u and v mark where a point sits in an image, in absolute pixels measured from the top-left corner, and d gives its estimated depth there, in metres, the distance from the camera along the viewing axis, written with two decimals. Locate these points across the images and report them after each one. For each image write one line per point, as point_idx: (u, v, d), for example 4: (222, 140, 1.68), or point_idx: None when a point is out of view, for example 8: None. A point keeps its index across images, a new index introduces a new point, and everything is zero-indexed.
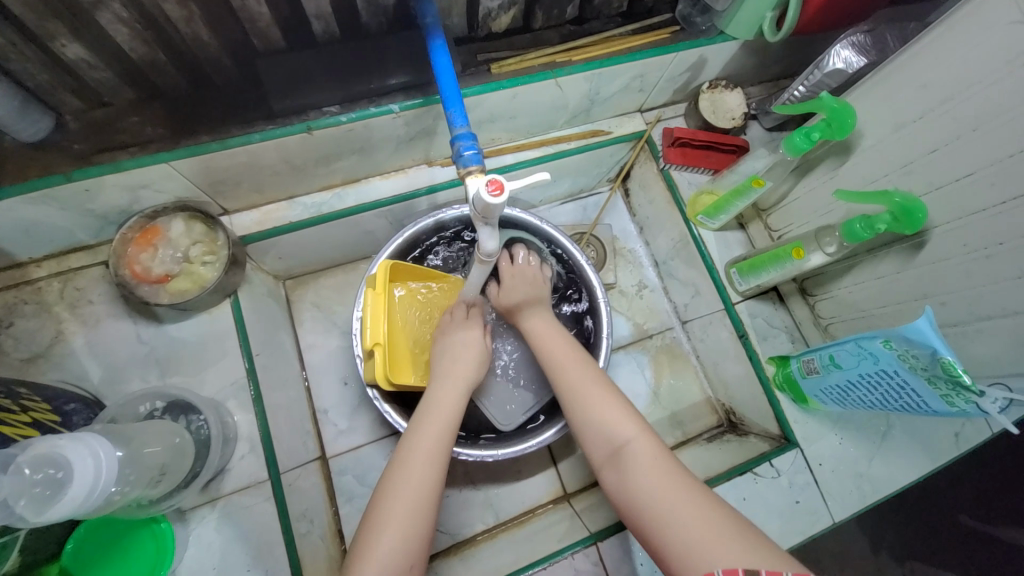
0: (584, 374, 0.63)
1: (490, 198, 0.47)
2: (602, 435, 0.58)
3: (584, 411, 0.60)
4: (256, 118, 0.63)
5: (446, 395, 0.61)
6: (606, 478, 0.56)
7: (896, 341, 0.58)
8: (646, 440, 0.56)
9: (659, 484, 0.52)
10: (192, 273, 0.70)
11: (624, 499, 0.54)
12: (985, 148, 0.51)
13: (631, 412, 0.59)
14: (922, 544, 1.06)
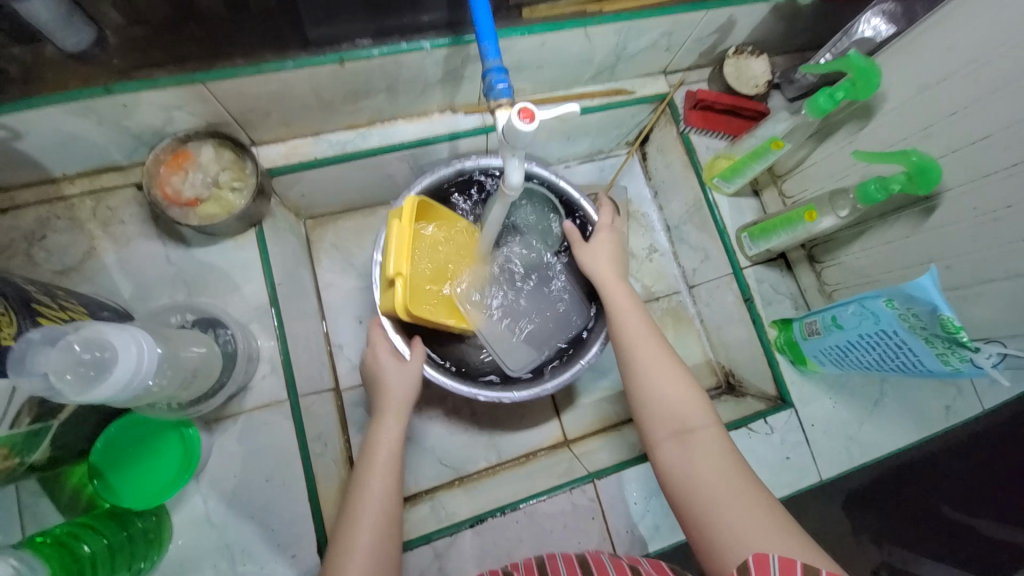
0: (660, 354, 0.65)
1: (520, 125, 0.49)
2: (672, 414, 0.60)
3: (657, 388, 0.62)
4: (291, 46, 0.65)
5: (386, 395, 0.68)
6: (664, 453, 0.59)
7: (899, 300, 0.60)
8: (715, 431, 0.58)
9: (722, 472, 0.54)
10: (221, 199, 0.72)
11: (678, 477, 0.57)
12: (1004, 110, 0.52)
13: (704, 402, 0.61)
14: (903, 528, 1.08)
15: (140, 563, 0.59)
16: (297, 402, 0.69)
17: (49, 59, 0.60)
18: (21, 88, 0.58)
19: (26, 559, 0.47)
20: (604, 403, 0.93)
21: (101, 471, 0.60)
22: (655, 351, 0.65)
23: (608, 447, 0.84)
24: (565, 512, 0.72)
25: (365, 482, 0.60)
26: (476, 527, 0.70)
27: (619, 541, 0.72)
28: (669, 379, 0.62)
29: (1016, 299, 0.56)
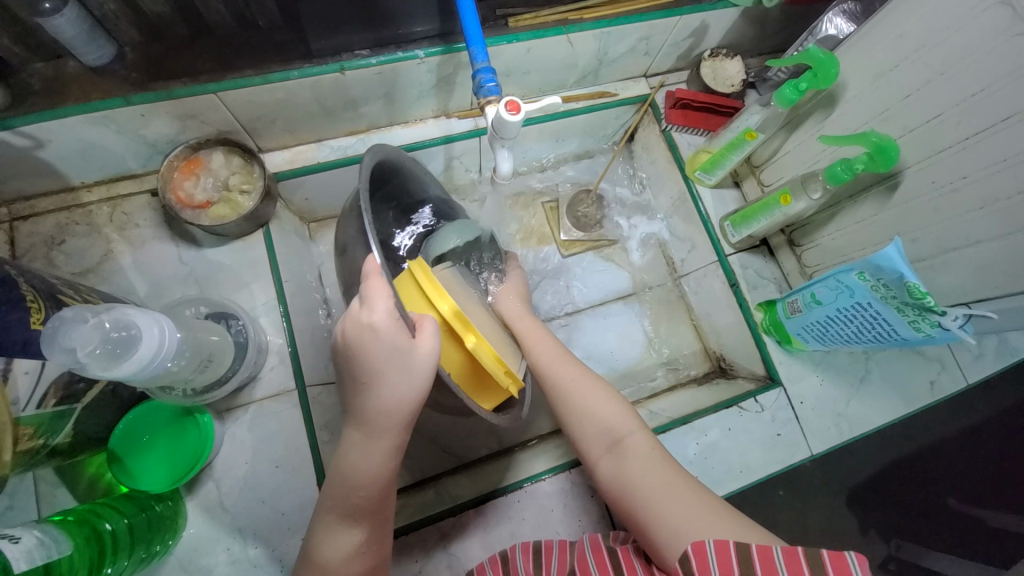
0: (581, 373, 0.69)
1: (508, 116, 0.54)
2: (602, 429, 0.64)
3: (585, 407, 0.65)
4: (296, 57, 0.70)
5: (380, 408, 0.55)
6: (601, 468, 0.63)
7: (869, 272, 0.64)
8: (643, 438, 0.63)
9: (655, 476, 0.58)
10: (231, 201, 0.76)
11: (618, 487, 0.60)
12: (952, 89, 0.57)
13: (630, 411, 0.66)
14: (912, 523, 1.11)
15: (156, 546, 0.61)
16: (305, 391, 0.73)
17: (72, 74, 0.65)
18: (47, 100, 0.63)
19: (49, 531, 0.50)
20: None
21: (118, 457, 0.63)
22: (579, 371, 0.69)
23: None
24: (564, 490, 0.75)
25: (333, 519, 0.55)
26: (479, 507, 0.73)
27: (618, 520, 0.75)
28: (597, 395, 0.66)
29: (980, 264, 0.60)
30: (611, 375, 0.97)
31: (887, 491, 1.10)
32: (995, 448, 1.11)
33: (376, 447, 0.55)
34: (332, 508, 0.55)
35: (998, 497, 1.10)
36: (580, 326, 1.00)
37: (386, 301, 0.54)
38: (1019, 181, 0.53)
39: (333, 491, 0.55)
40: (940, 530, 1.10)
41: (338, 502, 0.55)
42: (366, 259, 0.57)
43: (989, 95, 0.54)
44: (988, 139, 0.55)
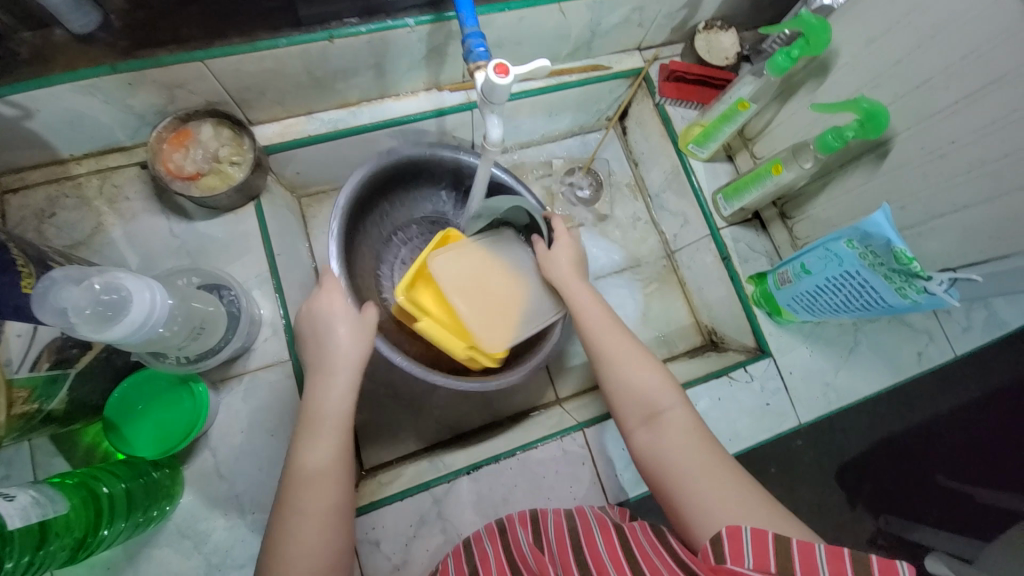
0: (625, 342, 0.69)
1: (496, 78, 0.53)
2: (641, 399, 0.64)
3: (625, 376, 0.66)
4: (283, 24, 0.69)
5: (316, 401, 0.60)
6: (636, 439, 0.64)
7: (857, 239, 0.65)
8: (682, 412, 0.63)
9: (689, 451, 0.59)
10: (221, 172, 0.76)
11: (651, 458, 0.61)
12: (943, 53, 0.57)
13: (671, 382, 0.66)
14: (900, 499, 1.14)
15: (152, 512, 0.62)
16: (299, 362, 0.73)
17: (57, 42, 0.64)
18: (31, 68, 0.63)
19: (45, 491, 0.51)
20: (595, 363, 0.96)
21: (114, 425, 0.63)
22: (625, 341, 0.69)
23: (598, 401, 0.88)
24: (556, 458, 0.76)
25: (326, 455, 0.57)
26: (472, 474, 0.74)
27: (608, 487, 0.76)
28: (641, 366, 0.66)
29: (965, 230, 0.61)
30: None
31: (875, 467, 1.13)
32: (975, 423, 1.15)
33: (337, 386, 0.62)
34: (327, 444, 0.58)
35: (980, 470, 1.14)
36: None
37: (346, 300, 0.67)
38: (1007, 144, 0.53)
39: (332, 426, 0.59)
40: (928, 505, 1.14)
41: (330, 438, 0.58)
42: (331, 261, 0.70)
43: (980, 57, 0.53)
44: (977, 103, 0.55)
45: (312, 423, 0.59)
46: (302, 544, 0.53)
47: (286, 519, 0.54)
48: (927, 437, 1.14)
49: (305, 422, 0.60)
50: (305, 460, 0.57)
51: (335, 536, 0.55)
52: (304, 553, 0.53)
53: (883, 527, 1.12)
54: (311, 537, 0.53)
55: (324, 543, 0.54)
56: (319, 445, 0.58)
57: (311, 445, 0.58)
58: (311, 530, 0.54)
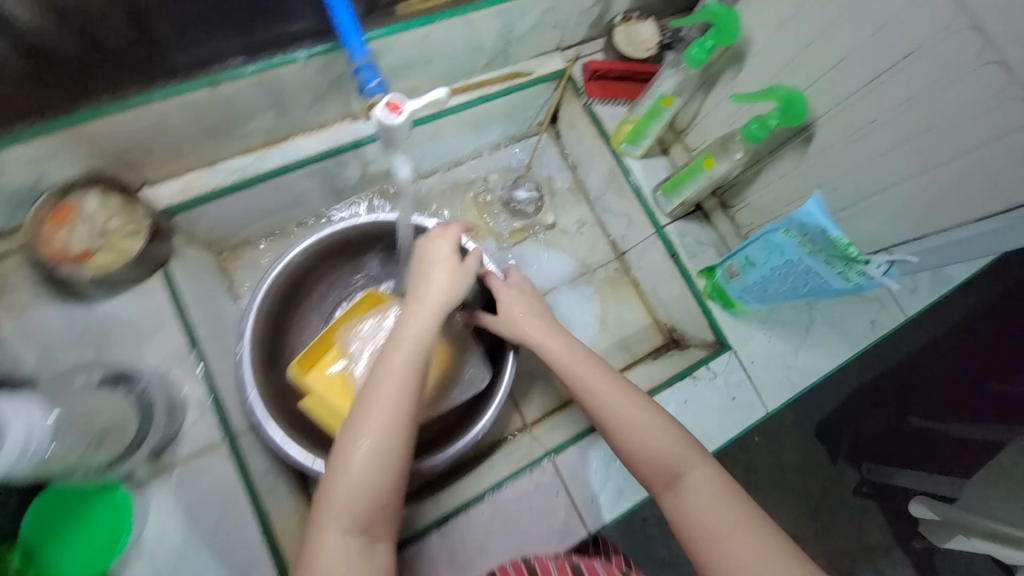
0: (626, 392, 0.64)
1: (388, 117, 0.50)
2: (655, 455, 0.59)
3: (636, 432, 0.60)
4: (158, 75, 0.61)
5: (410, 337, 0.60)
6: (664, 504, 0.58)
7: (794, 228, 0.63)
8: (711, 469, 0.58)
9: (718, 511, 0.54)
10: (115, 246, 0.69)
11: (678, 518, 0.56)
12: (855, 30, 0.55)
13: (686, 434, 0.61)
14: (878, 446, 1.19)
15: None
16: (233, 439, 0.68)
17: None
18: None
19: None
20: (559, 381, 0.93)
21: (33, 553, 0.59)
22: (632, 402, 0.63)
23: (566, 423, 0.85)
24: (528, 493, 0.73)
25: (386, 391, 0.56)
26: (441, 526, 0.70)
27: (585, 513, 0.74)
28: (652, 423, 0.61)
29: (894, 209, 0.59)
30: None
31: (849, 419, 1.18)
32: (939, 362, 1.19)
33: (416, 323, 0.61)
34: (393, 387, 0.56)
35: (949, 404, 1.18)
36: None
37: (442, 261, 0.65)
38: (927, 119, 0.52)
39: (409, 367, 0.58)
40: (904, 446, 1.19)
41: (399, 377, 0.57)
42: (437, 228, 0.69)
43: (891, 31, 0.51)
44: (893, 79, 0.53)
45: (387, 360, 0.58)
46: (352, 483, 0.53)
47: (338, 454, 0.55)
48: (895, 383, 1.19)
49: (381, 359, 0.59)
50: (365, 403, 0.56)
51: (394, 465, 0.55)
52: (356, 492, 0.53)
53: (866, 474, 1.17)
54: (365, 474, 0.53)
55: (381, 477, 0.54)
56: (384, 386, 0.57)
57: (379, 384, 0.57)
58: (365, 467, 0.54)
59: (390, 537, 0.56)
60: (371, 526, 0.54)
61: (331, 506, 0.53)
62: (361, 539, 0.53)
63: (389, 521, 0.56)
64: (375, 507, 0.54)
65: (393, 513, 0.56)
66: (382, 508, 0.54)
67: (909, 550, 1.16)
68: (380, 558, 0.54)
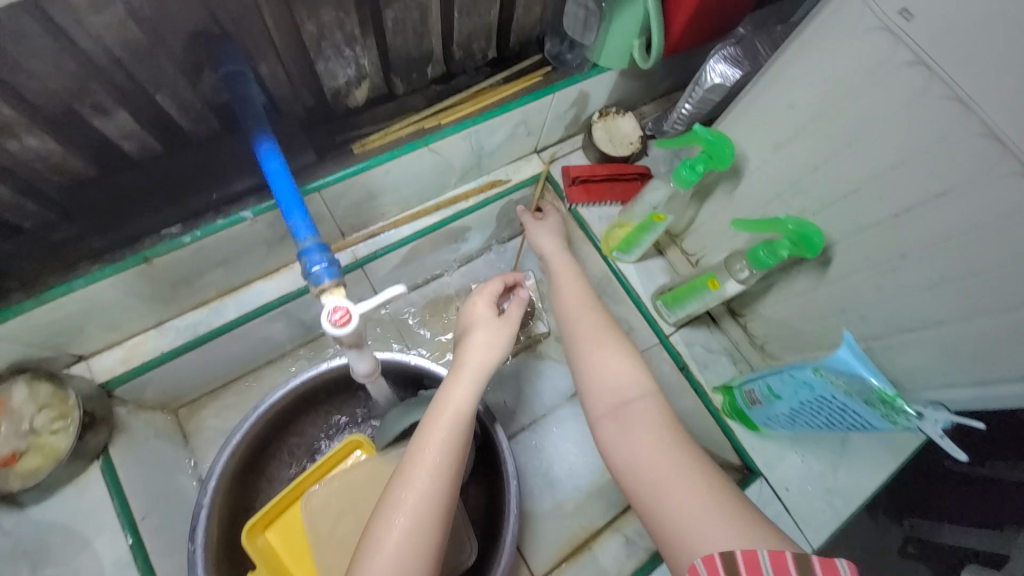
0: (606, 334, 0.56)
1: (334, 329, 0.40)
2: (610, 385, 0.51)
3: (592, 360, 0.53)
4: (79, 259, 0.55)
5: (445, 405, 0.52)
6: (601, 433, 0.50)
7: (825, 370, 0.54)
8: (654, 401, 0.50)
9: (663, 455, 0.45)
10: (42, 446, 0.60)
11: (617, 459, 0.47)
12: (874, 159, 0.48)
13: (648, 372, 0.53)
14: None
15: None
16: None
17: None
18: None
19: None
20: (569, 519, 0.81)
21: None
22: (590, 327, 0.57)
23: None
24: None
25: (434, 454, 0.49)
26: None
27: None
28: (614, 356, 0.53)
29: (944, 348, 0.51)
30: (576, 496, 0.83)
31: None
32: None
33: (462, 385, 0.54)
34: (441, 451, 0.49)
35: None
36: (530, 448, 0.86)
37: (489, 332, 0.59)
38: (971, 262, 0.44)
39: (451, 427, 0.51)
40: None
41: (445, 440, 0.50)
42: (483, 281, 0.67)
43: (921, 167, 0.45)
44: (925, 218, 0.46)
45: (431, 419, 0.52)
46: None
47: (368, 541, 0.45)
48: None
49: (425, 420, 0.52)
50: (409, 470, 0.48)
51: (428, 554, 0.45)
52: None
53: None
54: (395, 562, 0.44)
55: (412, 564, 0.44)
56: (431, 450, 0.49)
57: (425, 446, 0.50)
58: (397, 551, 0.44)
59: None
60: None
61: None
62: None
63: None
64: None
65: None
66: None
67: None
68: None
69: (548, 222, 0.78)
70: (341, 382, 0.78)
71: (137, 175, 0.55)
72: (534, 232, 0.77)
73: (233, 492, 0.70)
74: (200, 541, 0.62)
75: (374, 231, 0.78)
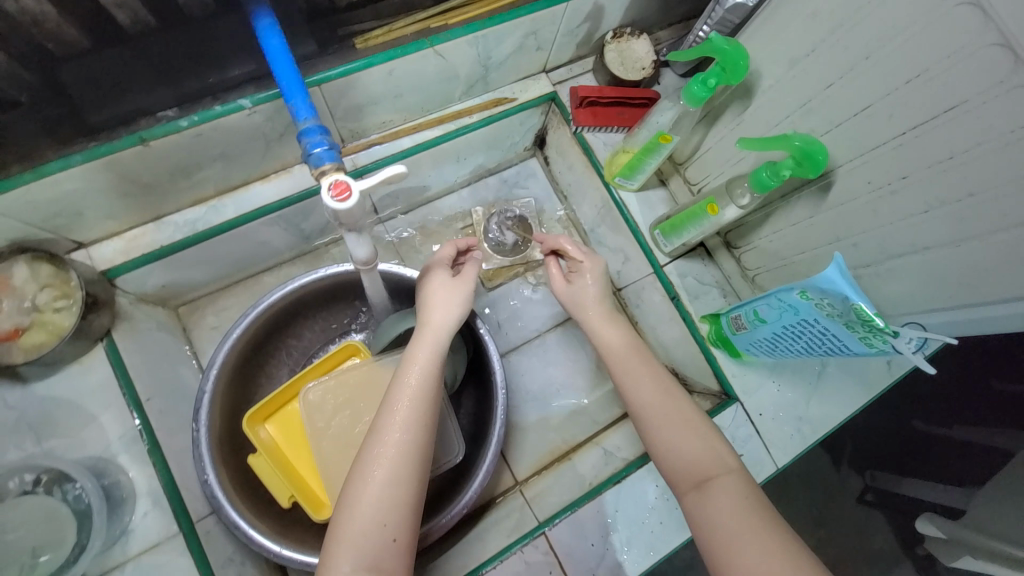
0: (686, 411, 0.58)
1: (335, 204, 0.41)
2: (690, 464, 0.54)
3: (670, 441, 0.56)
4: (75, 136, 0.55)
5: (408, 370, 0.56)
6: (686, 506, 0.53)
7: (811, 291, 0.56)
8: (738, 480, 0.52)
9: (742, 523, 0.48)
10: (46, 323, 0.60)
11: (705, 530, 0.50)
12: (889, 72, 0.48)
13: (730, 450, 0.55)
14: (882, 454, 1.20)
15: None
16: (192, 531, 0.61)
17: None
18: None
19: None
20: (552, 433, 0.86)
21: None
22: (659, 395, 0.59)
23: (559, 486, 0.78)
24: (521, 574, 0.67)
25: (402, 413, 0.53)
26: None
27: None
28: (690, 431, 0.56)
29: (929, 274, 0.52)
30: (561, 414, 0.88)
31: (848, 430, 1.22)
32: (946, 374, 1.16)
33: (423, 348, 0.58)
34: (411, 411, 0.53)
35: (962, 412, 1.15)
36: (520, 367, 0.90)
37: (446, 299, 0.62)
38: (969, 181, 0.45)
39: (417, 388, 0.55)
40: (910, 452, 1.19)
41: (413, 399, 0.54)
42: (442, 246, 0.68)
43: (930, 81, 0.45)
44: (926, 136, 0.47)
45: (398, 383, 0.56)
46: (363, 525, 0.48)
47: (349, 494, 0.50)
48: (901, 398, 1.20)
49: (392, 384, 0.56)
50: (380, 428, 0.53)
51: (404, 499, 0.50)
52: (368, 528, 0.48)
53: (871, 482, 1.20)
54: (376, 509, 0.49)
55: (391, 510, 0.49)
56: (402, 410, 0.54)
57: (395, 407, 0.54)
58: (377, 498, 0.49)
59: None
60: (384, 566, 0.48)
61: (340, 552, 0.47)
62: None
63: (402, 562, 0.49)
64: (388, 535, 0.49)
65: (407, 552, 0.50)
66: (394, 543, 0.49)
67: (914, 557, 1.17)
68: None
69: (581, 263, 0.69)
70: (341, 289, 0.80)
71: (133, 50, 0.53)
72: (564, 284, 0.70)
73: (232, 384, 0.73)
74: (202, 420, 0.66)
75: (373, 140, 0.77)
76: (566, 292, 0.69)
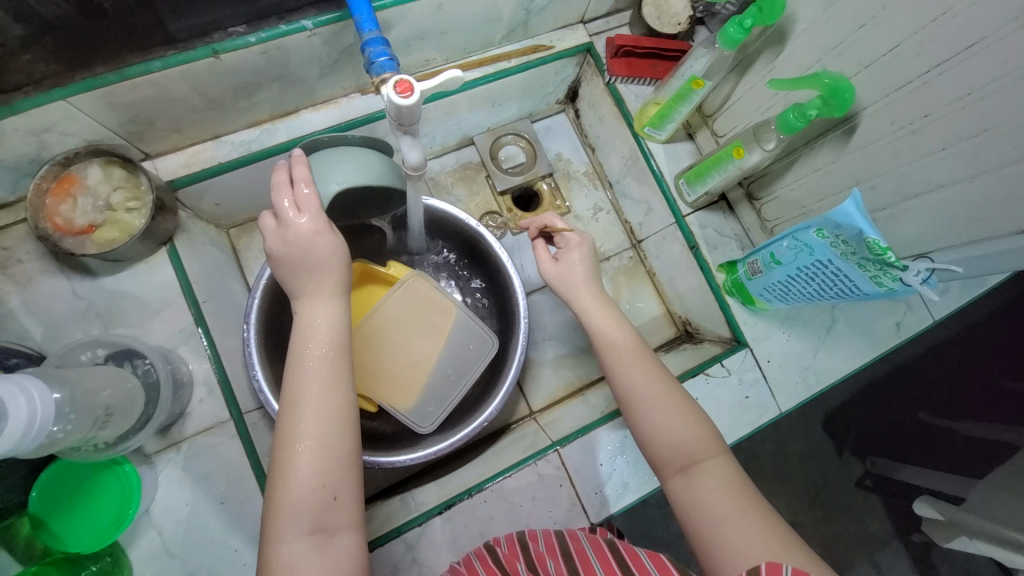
0: (674, 399, 0.61)
1: (399, 99, 0.45)
2: (677, 447, 0.58)
3: (659, 424, 0.59)
4: (154, 44, 0.59)
5: (306, 341, 0.54)
6: (671, 485, 0.58)
7: (828, 228, 0.59)
8: (722, 463, 0.57)
9: (727, 499, 0.54)
10: (118, 221, 0.67)
11: (691, 508, 0.55)
12: (916, 12, 0.50)
13: (715, 433, 0.59)
14: (883, 439, 1.22)
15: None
16: (241, 418, 0.68)
17: None
18: None
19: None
20: (566, 370, 0.92)
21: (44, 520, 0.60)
22: (653, 380, 0.62)
23: (571, 414, 0.83)
24: (532, 484, 0.73)
25: (314, 383, 0.52)
26: (445, 513, 0.70)
27: (588, 504, 0.73)
28: (677, 416, 0.60)
29: (939, 212, 0.56)
30: (575, 353, 0.93)
31: (855, 408, 1.22)
32: (948, 355, 1.22)
33: (325, 309, 0.56)
34: (323, 380, 0.53)
35: (957, 400, 1.22)
36: (539, 309, 0.95)
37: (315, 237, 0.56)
38: (985, 117, 0.48)
39: (325, 354, 0.54)
40: (912, 441, 1.21)
41: (322, 366, 0.53)
42: (274, 169, 0.56)
43: (953, 18, 0.48)
44: (948, 72, 0.49)
45: (300, 357, 0.54)
46: (302, 491, 0.49)
47: (280, 470, 0.50)
48: (911, 375, 1.22)
49: (294, 354, 0.54)
50: (294, 402, 0.51)
51: (340, 458, 0.51)
52: (308, 493, 0.49)
53: (870, 468, 1.21)
54: (312, 473, 0.49)
55: (330, 470, 0.50)
56: (314, 379, 0.53)
57: (307, 377, 0.53)
58: (310, 463, 0.50)
59: (355, 527, 0.51)
60: (331, 521, 0.49)
61: (284, 523, 0.48)
62: (317, 537, 0.49)
63: (348, 514, 0.51)
64: (329, 495, 0.50)
65: (352, 504, 0.52)
66: (336, 500, 0.50)
67: (909, 543, 1.20)
68: (345, 549, 0.50)
69: (571, 245, 0.73)
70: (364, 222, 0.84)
71: None
72: (552, 264, 0.73)
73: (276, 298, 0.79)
74: (250, 323, 0.72)
75: (418, 77, 0.81)
76: (553, 270, 0.73)
